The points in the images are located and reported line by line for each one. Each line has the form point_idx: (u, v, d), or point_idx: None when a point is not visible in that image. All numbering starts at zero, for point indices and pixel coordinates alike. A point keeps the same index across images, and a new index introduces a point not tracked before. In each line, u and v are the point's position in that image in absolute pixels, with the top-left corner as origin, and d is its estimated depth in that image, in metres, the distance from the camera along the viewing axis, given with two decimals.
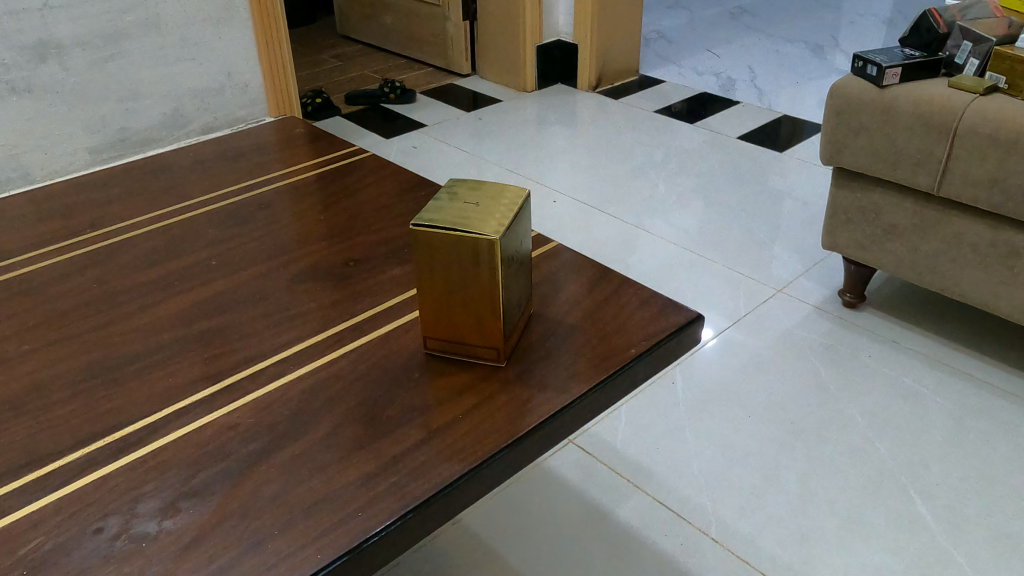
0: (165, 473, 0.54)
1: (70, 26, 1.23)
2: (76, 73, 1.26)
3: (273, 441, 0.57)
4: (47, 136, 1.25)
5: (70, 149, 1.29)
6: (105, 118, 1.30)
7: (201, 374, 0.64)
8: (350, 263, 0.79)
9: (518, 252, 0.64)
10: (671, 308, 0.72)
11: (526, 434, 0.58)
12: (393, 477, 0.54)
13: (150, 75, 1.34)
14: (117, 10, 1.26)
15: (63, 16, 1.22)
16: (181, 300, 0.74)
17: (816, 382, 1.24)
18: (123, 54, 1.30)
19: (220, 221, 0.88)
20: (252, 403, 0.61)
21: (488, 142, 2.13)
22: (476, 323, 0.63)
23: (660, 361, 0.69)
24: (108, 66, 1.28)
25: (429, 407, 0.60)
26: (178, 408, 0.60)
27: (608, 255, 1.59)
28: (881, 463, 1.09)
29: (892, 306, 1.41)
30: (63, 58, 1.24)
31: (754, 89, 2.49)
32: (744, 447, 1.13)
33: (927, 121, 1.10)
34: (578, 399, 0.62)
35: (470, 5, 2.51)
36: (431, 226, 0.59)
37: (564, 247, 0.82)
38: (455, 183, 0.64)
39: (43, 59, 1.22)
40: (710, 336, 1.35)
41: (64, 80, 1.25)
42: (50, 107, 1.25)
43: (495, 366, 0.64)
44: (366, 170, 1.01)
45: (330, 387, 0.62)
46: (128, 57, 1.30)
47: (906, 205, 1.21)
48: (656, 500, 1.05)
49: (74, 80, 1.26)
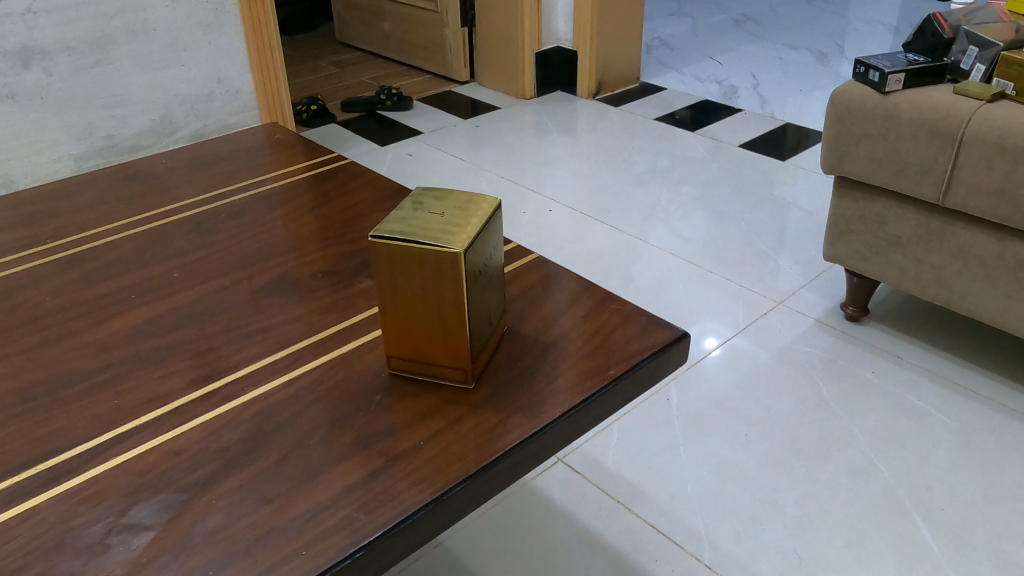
0: (98, 505, 0.50)
1: (56, 31, 1.21)
2: (61, 79, 1.24)
3: (219, 469, 0.53)
4: (33, 144, 1.23)
5: (55, 156, 1.26)
6: (92, 125, 1.28)
7: (149, 396, 0.60)
8: (320, 274, 0.75)
9: (488, 265, 0.59)
10: (655, 324, 0.68)
11: (492, 463, 0.54)
12: (344, 511, 0.50)
13: (138, 81, 1.31)
14: (103, 15, 1.24)
15: (49, 22, 1.20)
16: (137, 315, 0.70)
17: (816, 399, 1.19)
18: (110, 60, 1.27)
19: (189, 230, 0.84)
20: (200, 427, 0.56)
21: (485, 149, 2.10)
22: (442, 342, 0.58)
23: (641, 383, 0.64)
24: (94, 72, 1.26)
25: (389, 432, 0.56)
26: (120, 433, 0.56)
27: (604, 266, 1.54)
28: (884, 485, 1.05)
29: (896, 321, 1.36)
30: (48, 64, 1.21)
31: (757, 97, 2.45)
32: (740, 467, 1.08)
33: (931, 129, 1.06)
34: (551, 423, 0.57)
35: (469, 11, 2.48)
36: (392, 238, 0.55)
37: (546, 259, 0.78)
38: (423, 192, 0.60)
39: (26, 64, 1.19)
40: (711, 347, 1.31)
41: (49, 86, 1.23)
42: (34, 114, 1.22)
43: (463, 388, 0.60)
44: (348, 176, 0.97)
45: (286, 410, 0.58)
46: (115, 63, 1.27)
47: (911, 215, 1.17)
48: (648, 522, 1.00)
49: (59, 86, 1.24)
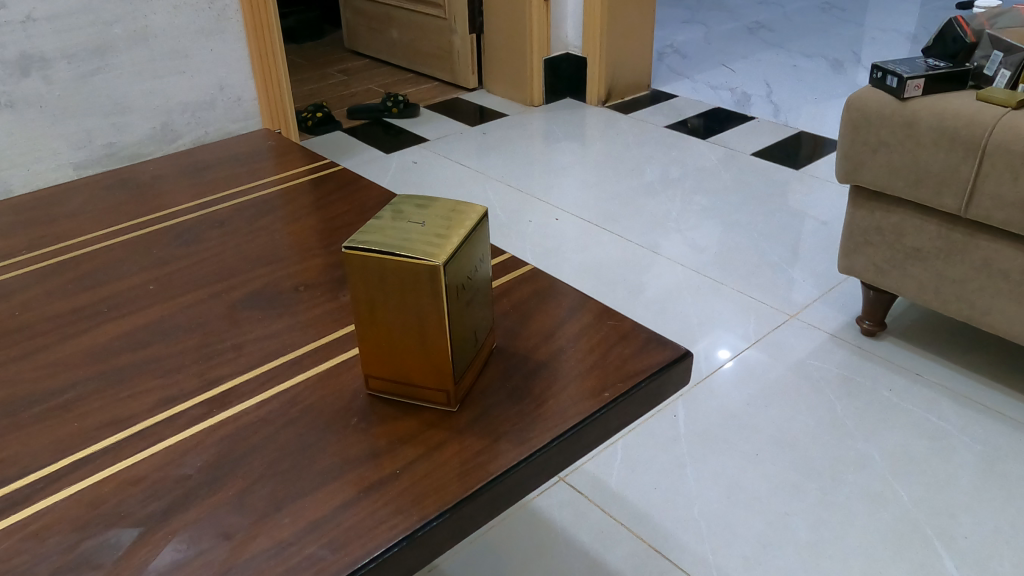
0: (45, 540, 0.46)
1: (55, 39, 1.18)
2: (61, 87, 1.21)
3: (178, 501, 0.49)
4: (31, 151, 1.21)
5: (54, 164, 1.24)
6: (91, 133, 1.25)
7: (110, 418, 0.56)
8: (302, 287, 0.71)
9: (473, 278, 0.55)
10: (655, 343, 0.64)
11: (474, 494, 0.49)
12: (309, 549, 0.46)
13: (138, 89, 1.28)
14: (103, 21, 1.21)
15: (48, 29, 1.17)
16: (107, 330, 0.66)
17: (831, 417, 1.14)
18: (110, 67, 1.24)
19: (171, 240, 0.81)
20: (161, 453, 0.52)
21: (492, 157, 2.06)
22: (423, 362, 0.54)
23: (639, 406, 0.60)
24: (93, 80, 1.23)
25: (364, 460, 0.52)
26: (77, 459, 0.52)
27: (611, 278, 1.49)
28: (902, 510, 0.99)
29: (914, 336, 1.30)
30: (47, 71, 1.19)
31: (770, 105, 2.40)
32: (749, 489, 1.03)
33: (952, 137, 1.01)
34: (540, 450, 0.53)
35: (477, 18, 2.45)
36: (367, 249, 0.51)
37: (541, 271, 0.74)
38: (403, 199, 0.56)
39: (25, 72, 1.17)
40: (724, 359, 1.27)
41: (48, 94, 1.20)
42: (32, 123, 1.20)
43: (446, 411, 0.56)
44: (340, 183, 0.93)
45: (255, 434, 0.54)
46: (115, 71, 1.25)
47: (930, 227, 1.11)
48: (652, 547, 0.95)
49: (59, 94, 1.21)
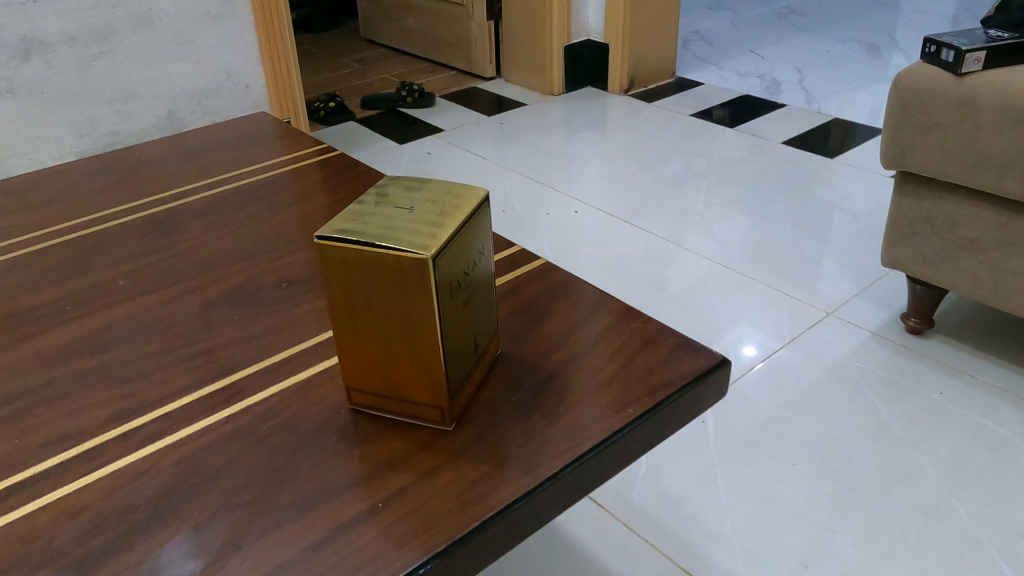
0: None
1: (56, 21, 1.12)
2: (63, 73, 1.14)
3: (122, 537, 0.41)
4: (32, 140, 1.15)
5: (57, 153, 1.18)
6: (94, 121, 1.19)
7: (57, 435, 0.48)
8: (286, 283, 0.64)
9: (472, 272, 0.47)
10: (685, 348, 0.55)
11: (469, 535, 0.41)
12: None
13: (143, 76, 1.21)
14: (105, 4, 1.14)
15: (49, 11, 1.11)
16: (65, 332, 0.59)
17: (875, 423, 1.04)
18: (113, 52, 1.17)
19: (150, 230, 0.74)
20: (108, 478, 0.45)
21: (509, 148, 1.97)
22: (413, 374, 0.46)
23: (668, 423, 0.51)
24: (97, 66, 1.16)
25: (341, 490, 0.44)
26: (12, 483, 0.45)
27: (634, 272, 1.40)
28: (961, 526, 0.89)
29: (965, 334, 1.19)
30: (49, 56, 1.12)
31: (801, 92, 2.28)
32: (787, 503, 0.94)
33: (1018, 116, 0.90)
34: (549, 479, 0.44)
35: (495, 4, 2.36)
36: (344, 240, 0.42)
37: (553, 266, 0.65)
38: (391, 181, 0.48)
39: (26, 57, 1.11)
40: (754, 359, 1.17)
41: (49, 80, 1.14)
42: (33, 110, 1.14)
43: (440, 430, 0.47)
44: (337, 169, 0.85)
45: (216, 457, 0.46)
46: (118, 56, 1.18)
47: (988, 216, 1.01)
48: (681, 567, 0.86)
49: (61, 80, 1.14)
